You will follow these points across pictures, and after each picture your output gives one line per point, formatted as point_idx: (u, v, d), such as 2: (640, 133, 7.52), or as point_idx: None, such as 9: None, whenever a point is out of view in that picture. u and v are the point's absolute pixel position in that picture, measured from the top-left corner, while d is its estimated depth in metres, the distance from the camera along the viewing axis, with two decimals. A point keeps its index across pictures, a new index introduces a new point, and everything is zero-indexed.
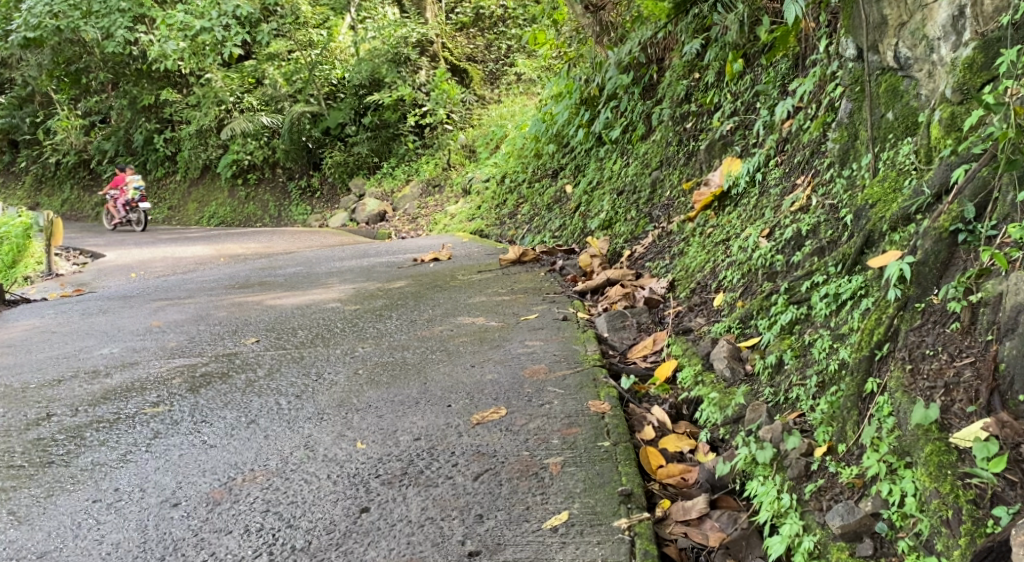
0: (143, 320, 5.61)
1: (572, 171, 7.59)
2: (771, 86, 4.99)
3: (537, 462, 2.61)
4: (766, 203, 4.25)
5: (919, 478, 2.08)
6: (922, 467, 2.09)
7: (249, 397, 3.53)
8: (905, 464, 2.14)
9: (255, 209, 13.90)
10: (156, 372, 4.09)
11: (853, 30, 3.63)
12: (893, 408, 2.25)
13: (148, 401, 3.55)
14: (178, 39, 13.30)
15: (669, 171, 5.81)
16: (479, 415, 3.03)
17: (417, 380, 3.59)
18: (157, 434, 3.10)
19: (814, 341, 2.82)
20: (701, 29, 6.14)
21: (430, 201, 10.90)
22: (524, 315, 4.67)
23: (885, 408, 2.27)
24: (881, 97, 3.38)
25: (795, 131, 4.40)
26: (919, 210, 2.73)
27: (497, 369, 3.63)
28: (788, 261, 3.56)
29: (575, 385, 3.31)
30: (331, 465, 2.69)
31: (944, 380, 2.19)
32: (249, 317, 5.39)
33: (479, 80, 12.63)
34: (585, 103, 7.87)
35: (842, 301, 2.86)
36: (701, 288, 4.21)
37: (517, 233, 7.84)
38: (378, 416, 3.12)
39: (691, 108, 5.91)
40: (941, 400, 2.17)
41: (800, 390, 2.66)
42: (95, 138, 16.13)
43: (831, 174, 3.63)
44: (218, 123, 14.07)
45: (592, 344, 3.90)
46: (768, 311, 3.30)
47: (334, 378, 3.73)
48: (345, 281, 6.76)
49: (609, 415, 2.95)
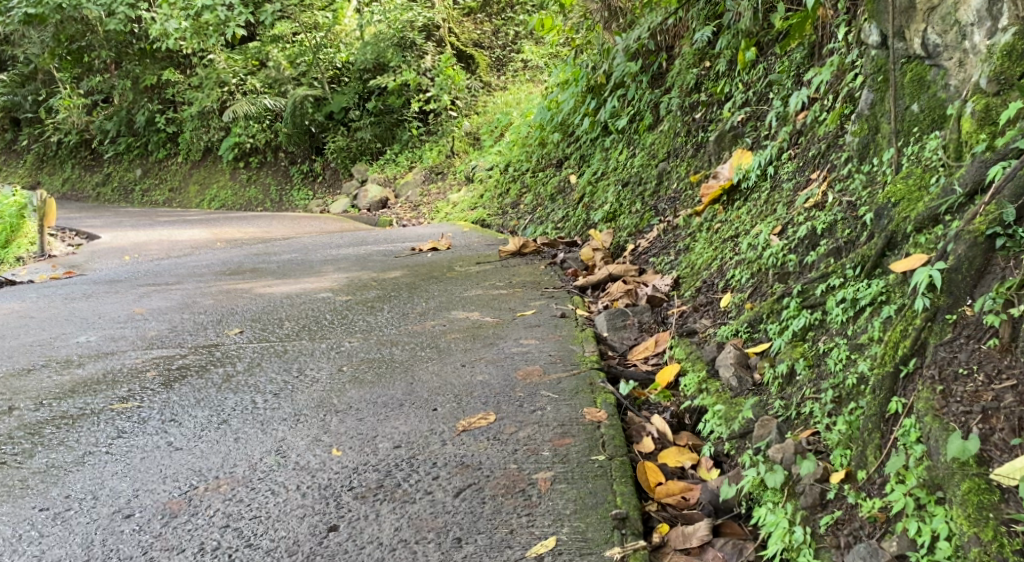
0: (126, 307, 5.39)
1: (576, 161, 7.37)
2: (785, 76, 4.76)
3: (524, 478, 2.40)
4: (778, 199, 4.03)
5: (955, 520, 1.86)
6: (959, 506, 1.87)
7: (223, 394, 3.32)
8: (936, 499, 1.93)
9: (256, 193, 13.64)
10: (130, 364, 3.88)
11: (877, 15, 3.39)
12: (923, 434, 2.03)
13: (117, 395, 3.34)
14: (180, 19, 13.09)
15: (676, 163, 5.58)
16: (467, 421, 2.82)
17: (403, 379, 3.37)
18: (121, 432, 2.90)
19: (830, 351, 2.63)
20: (713, 16, 5.88)
21: (433, 188, 10.69)
22: (521, 310, 4.46)
23: (913, 434, 2.05)
24: (906, 87, 3.16)
25: (810, 123, 4.18)
26: (948, 210, 2.51)
27: (489, 370, 3.42)
28: (801, 261, 3.34)
29: (569, 391, 3.09)
30: (302, 474, 2.48)
31: (981, 405, 1.97)
32: (236, 307, 5.18)
33: (485, 66, 12.39)
34: (592, 90, 7.61)
35: (861, 307, 2.67)
36: (707, 286, 3.99)
37: (519, 223, 7.61)
38: (358, 420, 2.91)
39: (701, 98, 5.67)
40: (978, 429, 1.95)
41: (813, 405, 2.44)
42: (96, 118, 15.84)
43: (849, 169, 3.43)
44: (220, 104, 13.79)
45: (590, 345, 3.68)
46: (779, 315, 3.08)
47: (316, 375, 3.51)
48: (340, 270, 6.53)
49: (605, 425, 2.75)
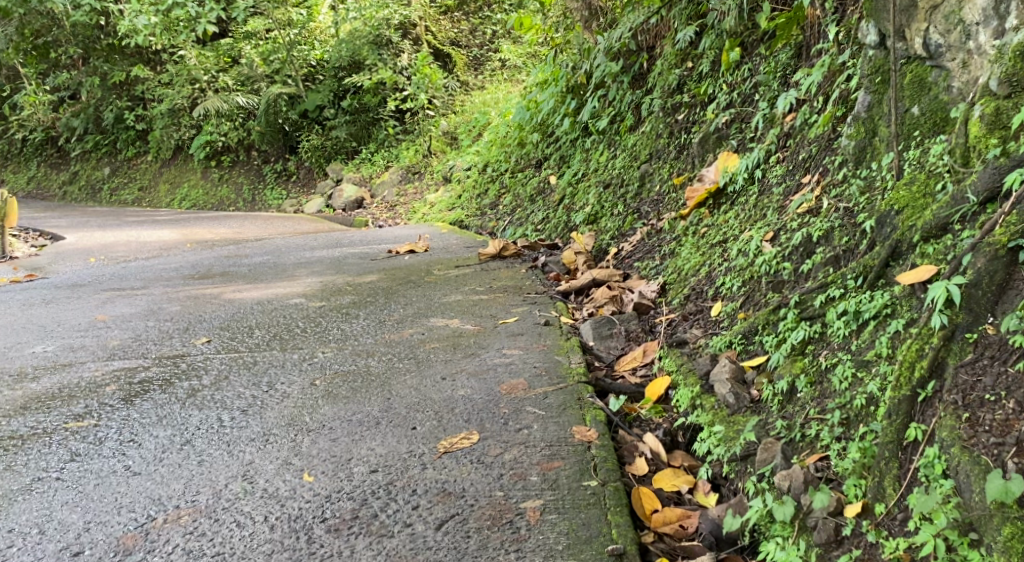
0: (88, 313, 5.17)
1: (556, 162, 7.21)
2: (771, 77, 4.62)
3: (511, 507, 2.25)
4: (768, 203, 3.90)
5: None
6: (1000, 552, 1.82)
7: (187, 411, 3.13)
8: (970, 541, 1.87)
9: (228, 192, 13.36)
10: (89, 377, 3.67)
11: (875, 13, 3.25)
12: (951, 468, 1.97)
13: (72, 413, 3.15)
14: (150, 14, 12.53)
15: (658, 165, 5.44)
16: (447, 441, 2.66)
17: (379, 394, 3.19)
18: (75, 455, 2.71)
19: (833, 367, 2.49)
20: (696, 16, 5.72)
21: (410, 188, 10.52)
22: (503, 317, 4.29)
23: (939, 467, 1.99)
24: (905, 89, 3.03)
25: (799, 126, 4.05)
26: (959, 219, 2.44)
27: (471, 384, 3.24)
28: (796, 270, 3.20)
29: (557, 407, 2.94)
30: (270, 503, 2.32)
31: (1014, 435, 1.93)
32: (204, 313, 4.97)
33: (462, 65, 12.23)
34: (572, 91, 7.44)
35: (864, 320, 2.54)
36: (696, 294, 3.84)
37: (498, 225, 7.43)
38: (332, 441, 2.74)
39: (683, 99, 5.53)
40: (1013, 463, 1.90)
41: (819, 427, 2.35)
42: (63, 115, 15.42)
43: (844, 174, 3.29)
44: (191, 101, 13.50)
45: (576, 355, 3.52)
46: (775, 326, 2.94)
47: (287, 389, 3.33)
48: (313, 273, 6.33)
49: (596, 445, 2.60)
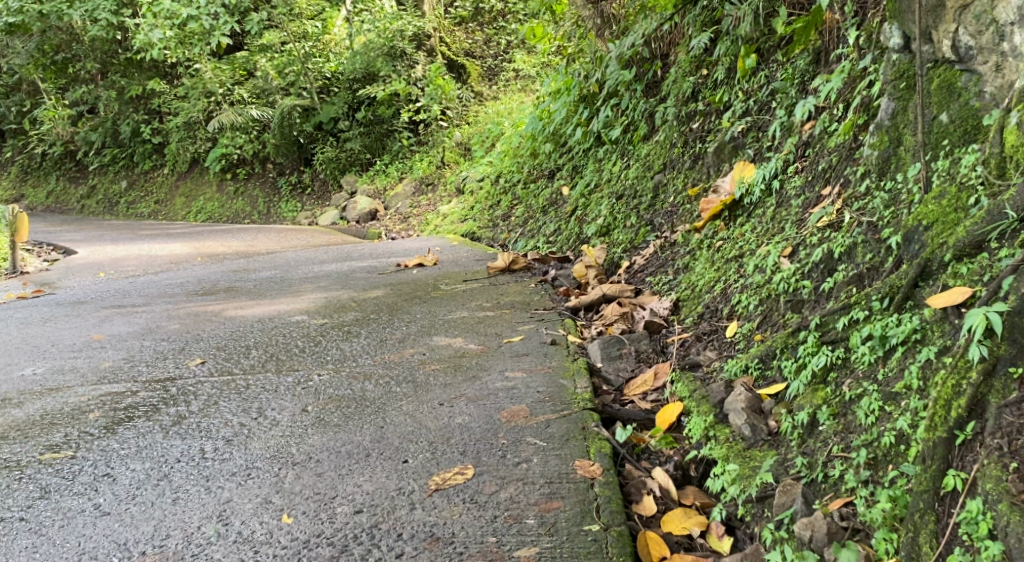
0: (84, 333, 5.02)
1: (569, 172, 7.02)
2: (789, 85, 4.42)
3: (504, 555, 2.14)
4: (786, 216, 3.69)
5: None
6: None
7: (169, 441, 2.96)
8: None
9: (243, 205, 13.21)
10: (73, 403, 3.52)
11: (899, 15, 3.05)
12: (996, 527, 1.79)
13: (50, 443, 3.04)
14: (165, 28, 12.38)
15: (672, 175, 5.24)
16: (440, 477, 2.50)
17: (372, 422, 3.00)
18: (45, 492, 2.63)
19: (857, 399, 2.30)
20: (710, 22, 5.55)
21: (423, 200, 10.35)
22: (508, 336, 4.10)
23: (983, 525, 1.81)
24: (933, 96, 2.82)
25: (818, 134, 3.85)
26: (996, 236, 2.24)
27: (470, 410, 3.04)
28: (816, 288, 2.99)
29: (559, 437, 2.75)
30: (243, 549, 2.25)
31: None
32: (202, 332, 4.80)
33: (477, 76, 12.08)
34: (585, 100, 7.26)
35: (891, 347, 2.33)
36: (711, 312, 3.62)
37: (510, 237, 7.26)
38: (317, 476, 2.58)
39: (698, 107, 5.33)
40: None
41: (843, 468, 2.17)
42: (81, 129, 15.40)
43: (867, 187, 3.09)
44: (207, 114, 13.42)
45: (582, 379, 3.32)
46: (795, 350, 2.74)
47: (276, 416, 3.15)
48: (318, 288, 6.16)
49: (600, 482, 2.43)
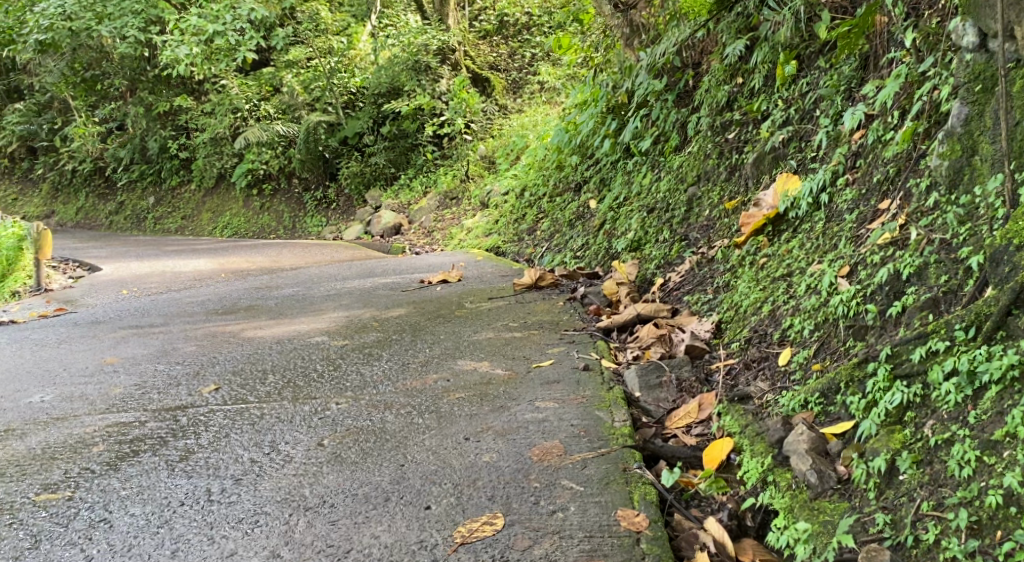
0: (98, 355, 4.82)
1: (596, 185, 6.73)
2: (835, 92, 4.09)
3: None
4: (839, 231, 3.38)
5: None
6: None
7: (173, 480, 2.72)
8: None
9: (269, 220, 13.00)
10: (79, 434, 3.31)
11: (975, 10, 2.79)
12: None
13: (47, 482, 2.81)
14: (190, 44, 12.06)
15: (707, 188, 4.94)
16: (466, 529, 2.28)
17: (392, 459, 2.74)
18: (35, 540, 2.40)
19: (945, 445, 2.11)
20: (746, 29, 5.25)
21: (447, 214, 10.09)
22: (537, 360, 3.80)
23: None
24: (1016, 99, 2.58)
25: (870, 144, 3.55)
26: None
27: (499, 446, 2.77)
28: (882, 314, 2.70)
29: (598, 480, 2.47)
30: None
31: None
32: (218, 355, 4.58)
33: (501, 89, 11.77)
34: (613, 110, 6.96)
35: (982, 385, 2.13)
36: (758, 337, 3.31)
37: (535, 251, 6.98)
38: (331, 524, 2.35)
39: (733, 117, 5.04)
40: None
41: (938, 531, 1.99)
42: (110, 146, 15.31)
43: (934, 200, 2.78)
44: (233, 131, 13.28)
45: (620, 411, 3.03)
46: (863, 384, 2.44)
47: (290, 452, 2.89)
48: (341, 307, 5.91)
49: (648, 537, 2.21)
